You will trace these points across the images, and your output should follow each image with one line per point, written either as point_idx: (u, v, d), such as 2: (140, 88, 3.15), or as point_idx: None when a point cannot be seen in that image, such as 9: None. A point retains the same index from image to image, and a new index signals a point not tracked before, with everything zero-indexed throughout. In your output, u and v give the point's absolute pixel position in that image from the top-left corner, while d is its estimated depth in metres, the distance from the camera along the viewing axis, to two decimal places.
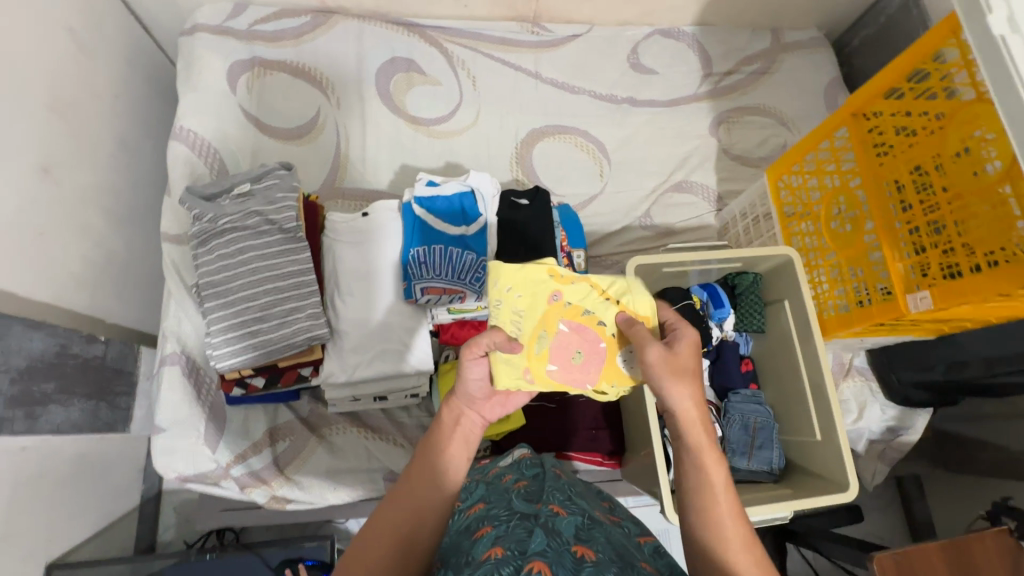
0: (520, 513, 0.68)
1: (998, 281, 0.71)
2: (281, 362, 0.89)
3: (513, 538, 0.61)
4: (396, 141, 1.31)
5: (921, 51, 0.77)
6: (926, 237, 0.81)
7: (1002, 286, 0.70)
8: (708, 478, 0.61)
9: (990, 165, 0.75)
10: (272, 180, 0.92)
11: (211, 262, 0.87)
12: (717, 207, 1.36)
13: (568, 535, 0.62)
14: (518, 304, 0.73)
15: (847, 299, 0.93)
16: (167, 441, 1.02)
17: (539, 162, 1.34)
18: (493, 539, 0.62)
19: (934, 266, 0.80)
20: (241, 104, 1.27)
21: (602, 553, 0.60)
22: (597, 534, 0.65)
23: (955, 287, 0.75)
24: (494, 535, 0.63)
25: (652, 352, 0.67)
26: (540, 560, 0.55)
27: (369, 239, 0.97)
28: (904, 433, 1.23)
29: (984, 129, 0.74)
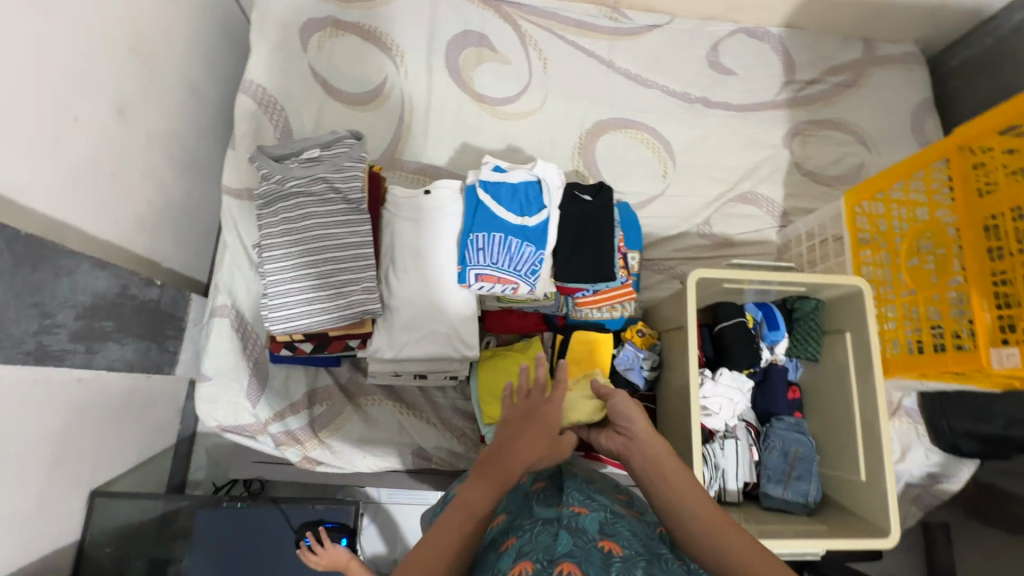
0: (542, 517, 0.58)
1: None
2: (332, 331, 0.90)
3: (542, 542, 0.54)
4: (460, 117, 1.29)
5: None
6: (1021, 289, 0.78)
7: None
8: (688, 512, 0.54)
9: None
10: (341, 148, 0.91)
11: (274, 224, 0.87)
12: (781, 223, 1.31)
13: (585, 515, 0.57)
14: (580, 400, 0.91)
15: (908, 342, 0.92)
16: (211, 390, 1.06)
17: (601, 155, 1.31)
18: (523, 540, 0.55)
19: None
20: (311, 63, 1.25)
21: (627, 548, 0.55)
22: (620, 525, 0.59)
23: None
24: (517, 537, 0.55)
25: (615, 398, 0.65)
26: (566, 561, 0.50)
27: (429, 218, 0.96)
28: (944, 481, 1.19)
29: None
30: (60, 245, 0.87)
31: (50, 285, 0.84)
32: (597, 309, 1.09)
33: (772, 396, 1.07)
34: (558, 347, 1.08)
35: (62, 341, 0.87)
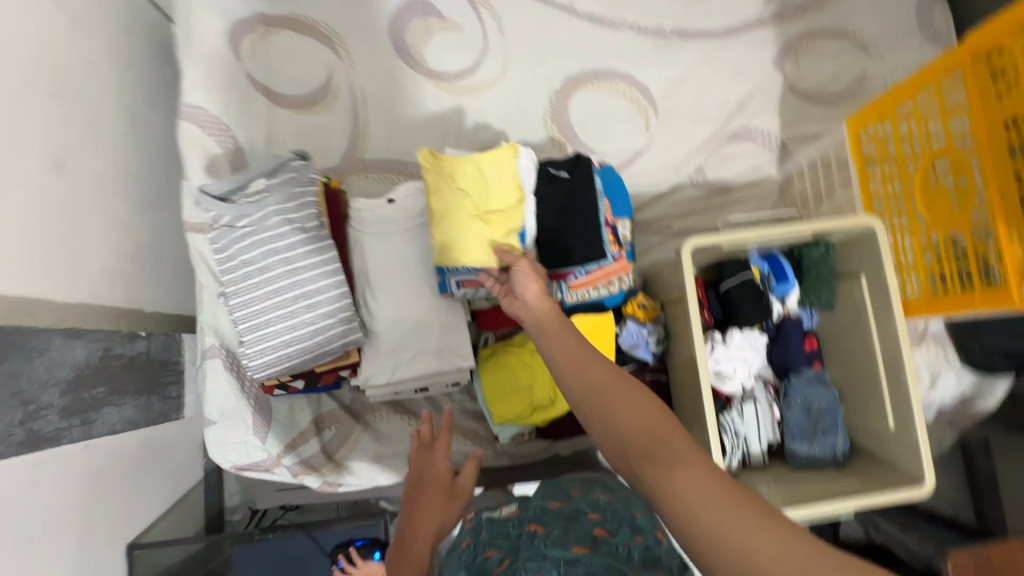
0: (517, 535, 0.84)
1: None
2: (319, 367, 0.86)
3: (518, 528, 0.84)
4: (418, 101, 1.19)
5: None
6: None
7: None
8: (597, 389, 0.54)
9: None
10: (288, 173, 0.83)
11: (235, 269, 0.82)
12: (780, 157, 1.21)
13: (536, 571, 0.69)
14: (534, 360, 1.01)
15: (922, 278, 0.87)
16: (218, 433, 1.05)
17: (576, 116, 1.20)
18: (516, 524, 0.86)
19: None
20: (248, 72, 1.15)
21: (589, 556, 0.73)
22: (579, 565, 0.71)
23: None
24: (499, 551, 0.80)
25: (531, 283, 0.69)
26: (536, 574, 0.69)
27: (398, 230, 0.90)
28: (979, 401, 1.15)
29: None
30: (27, 326, 0.83)
31: (26, 370, 0.82)
32: (593, 289, 1.03)
33: (789, 350, 1.02)
34: None
35: (54, 421, 0.86)
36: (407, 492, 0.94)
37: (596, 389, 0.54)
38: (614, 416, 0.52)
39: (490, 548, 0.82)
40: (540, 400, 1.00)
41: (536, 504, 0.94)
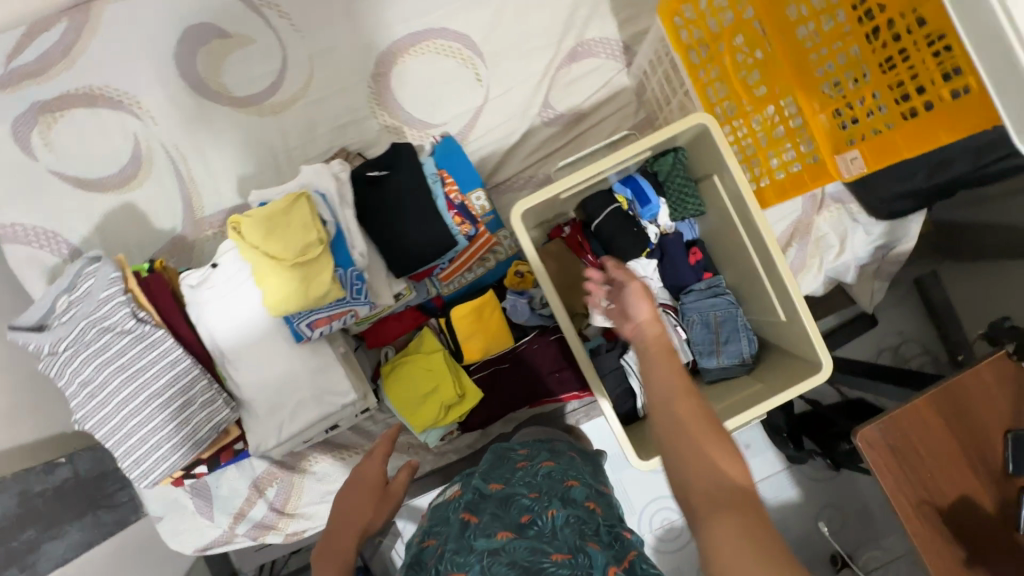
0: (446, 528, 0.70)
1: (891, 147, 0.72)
2: (204, 453, 0.85)
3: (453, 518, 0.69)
4: (236, 135, 1.10)
5: None
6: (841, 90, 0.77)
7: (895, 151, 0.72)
8: (684, 423, 0.57)
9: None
10: (89, 281, 0.79)
11: (75, 393, 0.79)
12: (627, 62, 1.11)
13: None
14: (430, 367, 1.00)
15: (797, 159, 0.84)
16: (169, 525, 1.07)
17: (402, 93, 1.11)
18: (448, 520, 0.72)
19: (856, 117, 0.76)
20: (50, 167, 1.07)
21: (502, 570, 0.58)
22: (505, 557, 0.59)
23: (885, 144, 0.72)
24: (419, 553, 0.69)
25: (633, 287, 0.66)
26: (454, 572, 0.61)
27: (229, 294, 0.84)
28: (897, 246, 1.10)
29: None
30: None
31: None
32: (464, 273, 0.99)
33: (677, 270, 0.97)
34: (447, 329, 1.01)
35: None
36: (336, 509, 0.78)
37: (687, 417, 0.57)
38: (678, 450, 0.56)
39: (430, 538, 0.73)
40: (448, 398, 0.99)
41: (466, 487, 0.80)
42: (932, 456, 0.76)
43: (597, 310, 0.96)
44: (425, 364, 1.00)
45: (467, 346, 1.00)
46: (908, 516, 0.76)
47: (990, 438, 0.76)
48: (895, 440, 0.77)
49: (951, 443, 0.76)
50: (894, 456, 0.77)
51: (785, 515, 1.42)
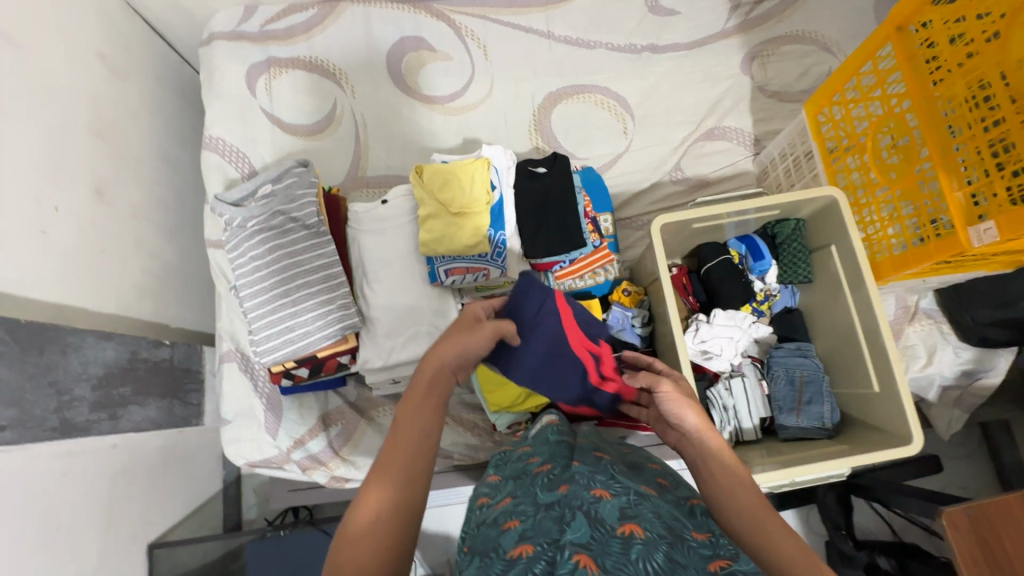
0: (547, 501, 0.58)
1: None
2: (320, 352, 0.93)
3: (586, 489, 0.57)
4: (413, 122, 1.31)
5: None
6: (988, 157, 0.72)
7: None
8: (733, 467, 0.60)
9: None
10: (290, 178, 0.94)
11: (245, 263, 0.91)
12: (755, 151, 1.27)
13: (620, 523, 0.51)
14: None
15: (906, 237, 0.85)
16: (233, 431, 1.11)
17: (558, 127, 1.30)
18: (546, 486, 0.62)
19: (1000, 191, 0.70)
20: (262, 106, 1.29)
21: (649, 531, 0.51)
22: (644, 510, 0.54)
23: (1019, 215, 0.67)
24: (521, 523, 0.55)
25: (664, 386, 0.67)
26: (582, 550, 0.47)
27: (391, 226, 0.98)
28: (982, 376, 1.13)
29: None
30: (64, 325, 0.93)
31: (61, 363, 0.91)
32: (579, 279, 1.08)
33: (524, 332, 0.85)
34: None
35: (84, 413, 0.94)
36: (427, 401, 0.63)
37: (724, 466, 0.61)
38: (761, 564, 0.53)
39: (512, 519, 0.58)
40: None
41: (543, 456, 0.72)
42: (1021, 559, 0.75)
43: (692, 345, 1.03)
44: None
45: None
46: None
47: None
48: (984, 530, 0.76)
49: None
50: (980, 547, 0.76)
51: None
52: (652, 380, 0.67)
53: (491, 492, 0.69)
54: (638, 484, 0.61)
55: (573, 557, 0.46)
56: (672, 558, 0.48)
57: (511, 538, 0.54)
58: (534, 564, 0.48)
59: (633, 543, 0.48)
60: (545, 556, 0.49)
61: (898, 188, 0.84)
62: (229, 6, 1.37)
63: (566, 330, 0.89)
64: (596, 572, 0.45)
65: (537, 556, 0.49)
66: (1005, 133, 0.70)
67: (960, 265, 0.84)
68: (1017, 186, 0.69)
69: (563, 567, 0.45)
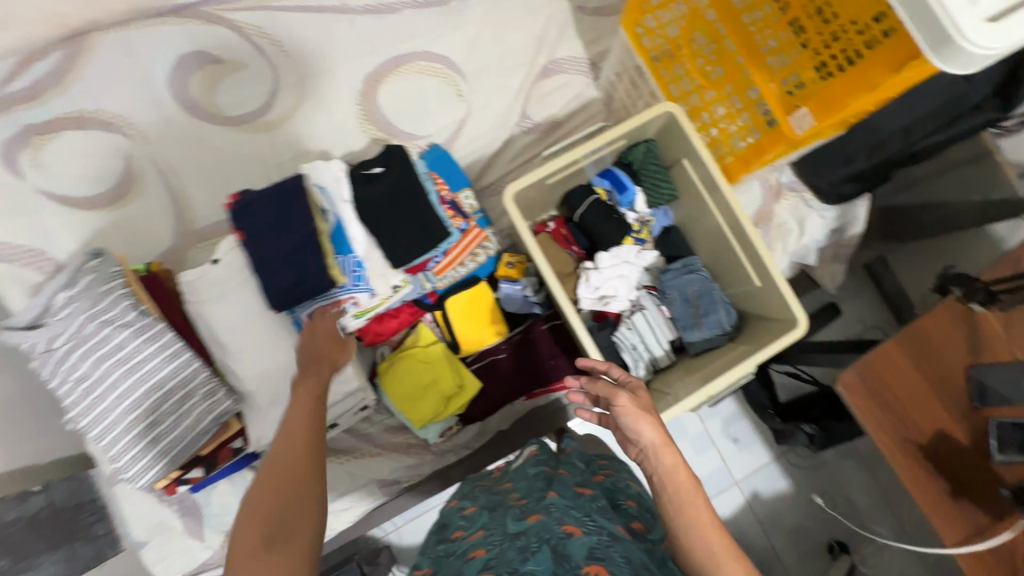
0: (515, 531, 0.67)
1: (866, 76, 0.75)
2: (203, 450, 0.83)
3: (559, 523, 0.64)
4: (228, 151, 1.15)
5: None
6: (807, 37, 0.82)
7: (880, 74, 0.73)
8: (683, 494, 0.64)
9: None
10: (86, 275, 0.79)
11: (70, 390, 0.78)
12: (595, 76, 1.22)
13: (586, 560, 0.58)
14: (426, 358, 1.01)
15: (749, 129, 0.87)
16: (154, 551, 1.01)
17: (389, 109, 1.18)
18: (518, 516, 0.70)
19: (825, 64, 0.80)
20: (38, 187, 1.08)
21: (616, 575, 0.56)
22: (614, 553, 0.61)
23: (833, 98, 0.76)
24: (492, 555, 0.63)
25: (623, 399, 0.68)
26: None
27: (232, 286, 0.86)
28: (849, 229, 1.20)
29: None
30: None
31: None
32: (459, 267, 1.03)
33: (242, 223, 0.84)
34: (444, 322, 1.03)
35: None
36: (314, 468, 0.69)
37: (687, 499, 0.64)
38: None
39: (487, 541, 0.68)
40: (448, 390, 1.01)
41: (521, 489, 0.81)
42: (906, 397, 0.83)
43: (586, 296, 1.02)
44: (420, 356, 1.01)
45: (464, 338, 1.03)
46: (893, 454, 0.82)
47: (954, 375, 0.83)
48: (871, 383, 0.84)
49: (923, 384, 0.83)
50: (872, 398, 0.84)
51: (779, 506, 1.42)
52: (612, 394, 0.69)
53: (464, 528, 0.80)
54: (613, 526, 0.68)
55: None
56: None
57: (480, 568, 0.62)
58: None
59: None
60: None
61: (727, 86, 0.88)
62: None
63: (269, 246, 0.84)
64: None
65: None
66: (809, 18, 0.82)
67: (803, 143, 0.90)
68: (838, 56, 0.79)
69: None
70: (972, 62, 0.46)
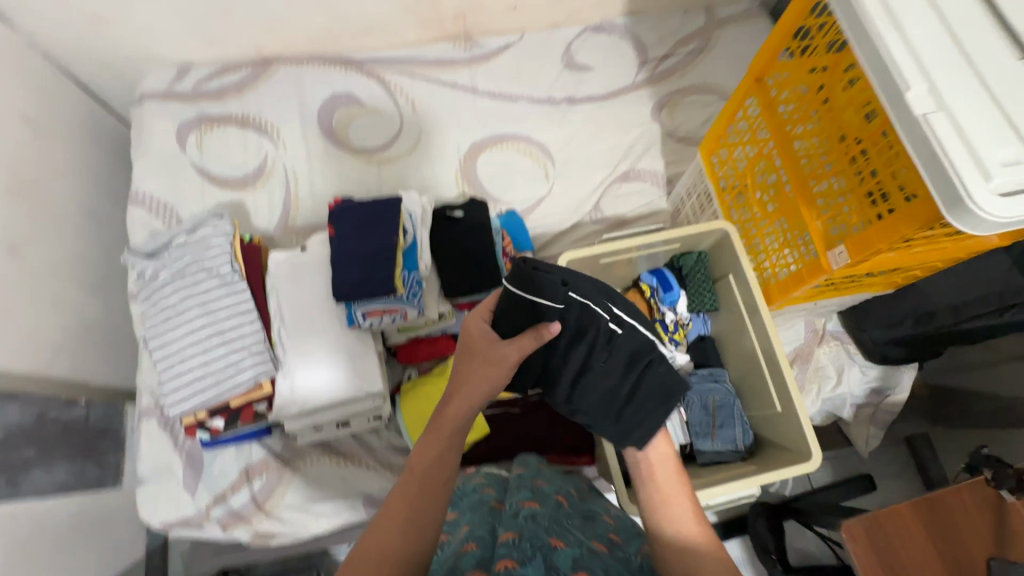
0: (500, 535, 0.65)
1: (899, 225, 0.65)
2: (233, 401, 0.93)
3: (546, 534, 0.63)
4: (342, 171, 1.35)
5: (782, 32, 0.78)
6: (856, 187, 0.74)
7: (903, 229, 0.65)
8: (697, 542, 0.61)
9: (869, 113, 0.72)
10: (205, 229, 0.95)
11: (157, 314, 0.92)
12: (668, 191, 1.35)
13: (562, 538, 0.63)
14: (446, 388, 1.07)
15: (787, 263, 0.91)
16: (149, 491, 1.07)
17: (484, 173, 1.36)
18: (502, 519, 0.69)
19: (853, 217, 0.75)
20: (191, 161, 1.32)
21: None
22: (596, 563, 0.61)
23: (863, 238, 0.70)
24: (472, 538, 0.66)
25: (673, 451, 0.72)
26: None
27: (309, 271, 0.99)
28: (890, 393, 1.19)
29: (845, 108, 0.74)
30: None
31: None
32: None
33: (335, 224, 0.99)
34: None
35: None
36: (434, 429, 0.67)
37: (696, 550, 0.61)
38: None
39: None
40: None
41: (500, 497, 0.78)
42: (914, 567, 0.78)
43: None
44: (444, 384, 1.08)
45: None
46: None
47: (972, 564, 0.78)
48: (878, 541, 0.79)
49: (936, 562, 0.79)
50: (877, 558, 0.78)
51: None
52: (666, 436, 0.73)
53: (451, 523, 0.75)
54: (590, 540, 0.66)
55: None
56: None
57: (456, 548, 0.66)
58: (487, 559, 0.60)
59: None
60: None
61: (778, 221, 0.91)
62: (162, 67, 1.42)
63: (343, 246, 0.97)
64: None
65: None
66: (849, 168, 0.75)
67: (837, 288, 0.92)
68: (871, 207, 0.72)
69: None
70: (984, 226, 0.53)
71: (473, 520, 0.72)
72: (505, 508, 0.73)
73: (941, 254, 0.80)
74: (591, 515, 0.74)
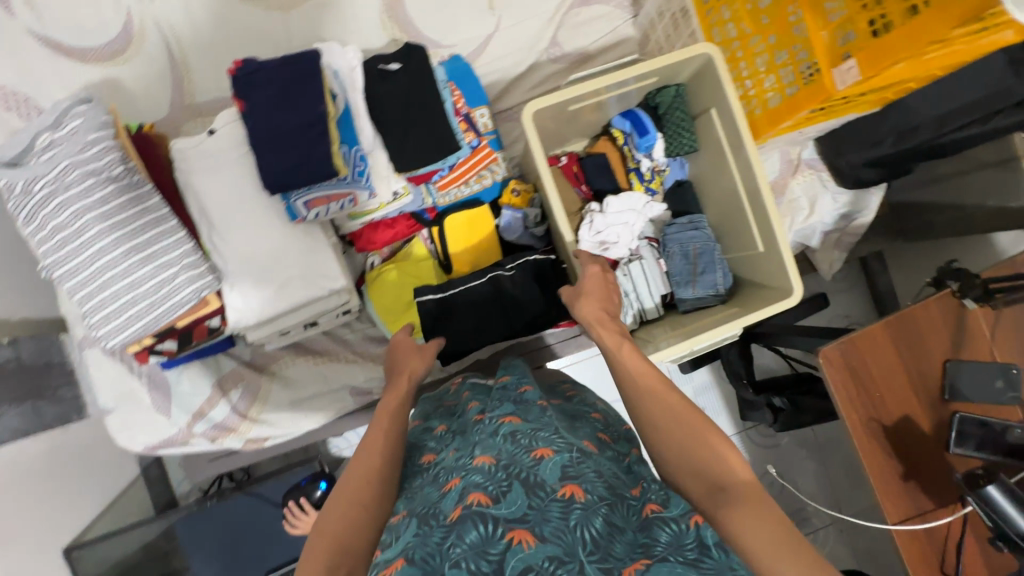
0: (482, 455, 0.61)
1: (930, 24, 0.56)
2: (179, 322, 0.82)
3: (527, 450, 0.60)
4: (235, 25, 1.07)
5: None
6: None
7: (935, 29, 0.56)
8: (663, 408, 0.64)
9: None
10: (72, 121, 0.74)
11: (50, 237, 0.75)
12: (634, 13, 1.16)
13: (544, 447, 0.60)
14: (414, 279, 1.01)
15: (780, 88, 0.81)
16: (119, 420, 1.00)
17: (414, 11, 1.11)
18: (487, 432, 0.67)
19: (863, 24, 0.64)
20: (28, 28, 1.00)
21: (592, 492, 0.54)
22: (588, 466, 0.58)
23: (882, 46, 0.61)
24: (454, 468, 0.63)
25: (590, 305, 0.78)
26: (519, 524, 0.50)
27: (227, 159, 0.83)
28: (858, 216, 1.19)
29: None
30: None
31: None
32: (464, 185, 1.00)
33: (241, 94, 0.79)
34: (439, 240, 1.01)
35: None
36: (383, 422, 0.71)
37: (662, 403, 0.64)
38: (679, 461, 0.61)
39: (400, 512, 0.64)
40: None
41: (489, 407, 0.75)
42: (881, 376, 0.84)
43: (588, 238, 0.99)
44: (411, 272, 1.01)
45: (457, 258, 1.01)
46: (859, 431, 0.83)
47: (930, 366, 0.85)
48: (852, 361, 0.84)
49: (900, 369, 0.84)
50: (849, 376, 0.84)
51: None
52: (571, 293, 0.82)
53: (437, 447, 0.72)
54: (581, 442, 0.65)
55: (511, 536, 0.49)
56: (611, 520, 0.52)
57: (441, 482, 0.62)
58: (467, 484, 0.57)
59: (509, 551, 0.48)
60: (474, 519, 0.51)
61: (772, 35, 0.79)
62: None
63: (260, 123, 0.79)
64: (532, 547, 0.48)
65: (477, 510, 0.52)
66: None
67: (829, 112, 0.84)
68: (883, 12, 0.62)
69: (496, 548, 0.49)
70: None
71: (460, 446, 0.68)
72: (484, 424, 0.69)
73: (950, 60, 0.73)
74: (582, 416, 0.78)
